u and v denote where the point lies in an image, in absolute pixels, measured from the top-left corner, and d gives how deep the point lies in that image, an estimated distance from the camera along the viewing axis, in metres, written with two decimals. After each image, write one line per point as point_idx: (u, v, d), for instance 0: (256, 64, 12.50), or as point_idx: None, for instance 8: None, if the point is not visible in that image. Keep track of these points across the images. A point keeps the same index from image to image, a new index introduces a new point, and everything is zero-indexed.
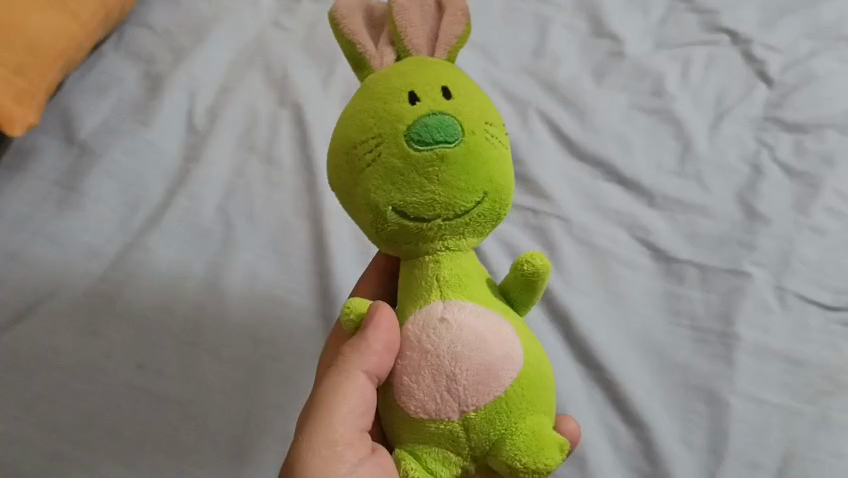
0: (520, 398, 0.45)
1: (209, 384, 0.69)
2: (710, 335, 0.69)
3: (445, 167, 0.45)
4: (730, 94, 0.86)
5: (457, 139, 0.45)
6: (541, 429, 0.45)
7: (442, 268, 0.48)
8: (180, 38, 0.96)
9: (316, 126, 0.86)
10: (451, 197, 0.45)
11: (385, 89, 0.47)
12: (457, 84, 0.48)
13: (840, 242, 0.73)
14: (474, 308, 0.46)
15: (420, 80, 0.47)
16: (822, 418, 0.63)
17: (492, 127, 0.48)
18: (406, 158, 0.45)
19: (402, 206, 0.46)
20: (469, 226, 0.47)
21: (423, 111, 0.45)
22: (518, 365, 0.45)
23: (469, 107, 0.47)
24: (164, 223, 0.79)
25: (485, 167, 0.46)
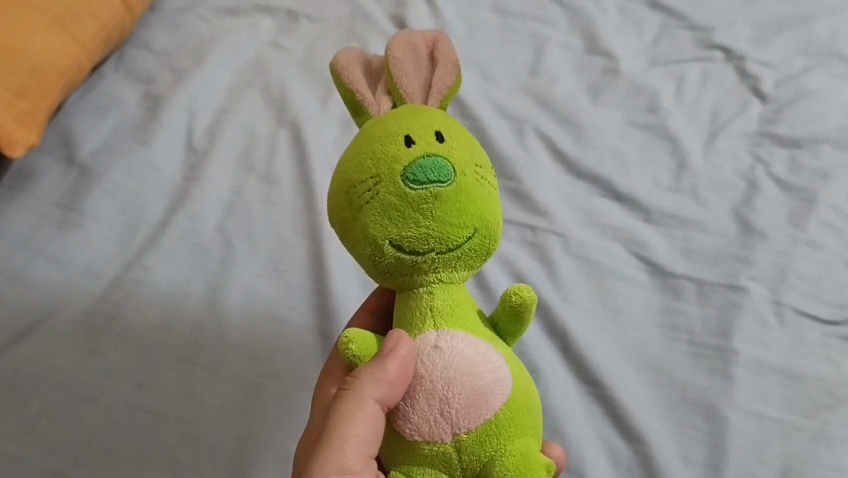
0: (508, 422, 0.45)
1: (209, 403, 0.69)
2: (708, 349, 0.69)
3: (437, 204, 0.46)
4: (725, 110, 0.86)
5: (450, 180, 0.46)
6: (528, 451, 0.45)
7: (436, 299, 0.48)
8: (179, 58, 0.96)
9: (314, 145, 0.86)
10: (445, 232, 0.46)
11: (382, 132, 0.48)
12: (449, 129, 0.49)
13: (836, 256, 0.73)
14: (466, 337, 0.47)
15: (414, 124, 0.48)
16: (820, 431, 0.63)
17: (480, 168, 0.48)
18: (401, 195, 0.46)
19: (398, 240, 0.46)
20: (461, 260, 0.48)
21: (418, 153, 0.46)
22: (508, 390, 0.46)
23: (460, 150, 0.48)
24: (164, 242, 0.79)
25: (476, 204, 0.47)
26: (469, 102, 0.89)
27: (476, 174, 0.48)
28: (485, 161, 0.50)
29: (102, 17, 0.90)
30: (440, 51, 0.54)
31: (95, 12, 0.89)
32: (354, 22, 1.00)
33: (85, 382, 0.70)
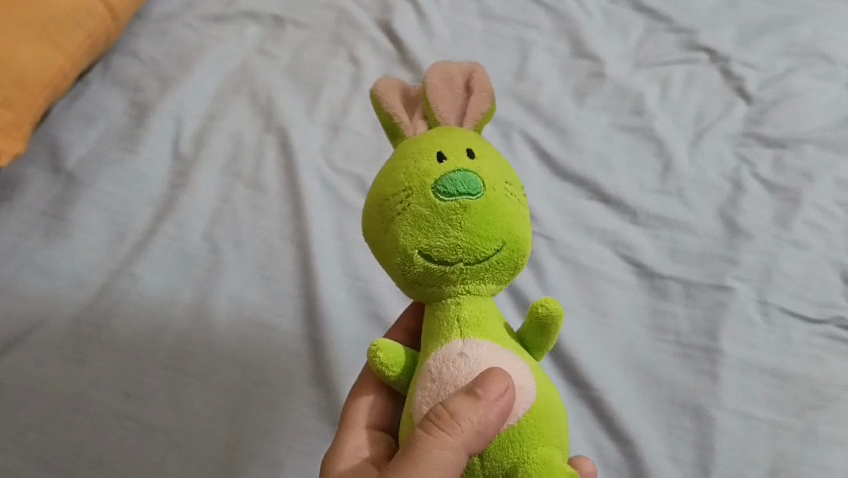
0: (531, 430, 0.45)
1: (197, 411, 0.69)
2: (696, 350, 0.69)
3: (466, 215, 0.46)
4: (710, 112, 0.87)
5: (479, 193, 0.47)
6: (551, 460, 0.44)
7: (463, 309, 0.48)
8: (165, 66, 0.96)
9: (301, 149, 0.86)
10: (473, 243, 0.47)
11: (415, 151, 0.49)
12: (481, 151, 0.50)
13: (821, 255, 0.74)
14: (492, 347, 0.47)
15: (446, 142, 0.49)
16: (807, 431, 0.64)
17: (510, 186, 0.49)
18: (431, 206, 0.47)
19: (427, 250, 0.47)
20: (489, 272, 0.48)
21: (448, 168, 0.48)
22: (531, 399, 0.46)
23: (490, 168, 0.49)
24: (151, 251, 0.79)
25: (504, 218, 0.48)
26: None
27: (505, 191, 0.49)
28: (518, 184, 0.51)
29: (87, 27, 0.90)
30: (477, 78, 0.55)
31: (81, 22, 0.89)
32: (341, 28, 1.01)
33: (74, 392, 0.70)
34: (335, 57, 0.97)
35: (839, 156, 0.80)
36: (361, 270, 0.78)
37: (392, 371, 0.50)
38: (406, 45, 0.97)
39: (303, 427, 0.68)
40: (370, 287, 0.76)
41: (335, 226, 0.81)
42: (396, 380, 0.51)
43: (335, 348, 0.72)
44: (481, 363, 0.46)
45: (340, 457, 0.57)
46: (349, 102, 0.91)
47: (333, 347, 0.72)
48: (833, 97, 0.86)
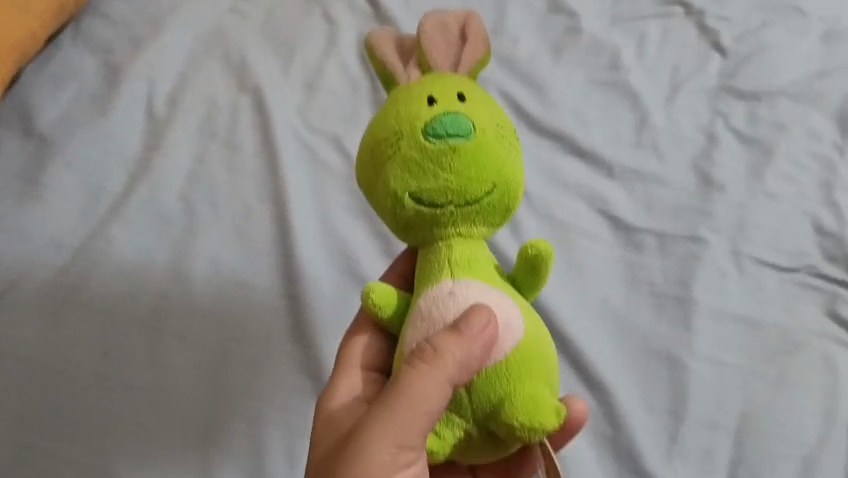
0: (518, 366, 0.46)
1: (176, 370, 0.69)
2: (668, 299, 0.70)
3: (456, 157, 0.48)
4: (685, 65, 0.87)
5: (468, 135, 0.49)
6: (538, 395, 0.46)
7: (454, 251, 0.50)
8: (138, 29, 0.95)
9: (276, 107, 0.85)
10: (463, 185, 0.48)
11: (407, 98, 0.51)
12: (472, 95, 0.52)
13: (794, 206, 0.74)
14: (481, 287, 0.49)
15: (438, 87, 0.51)
16: (779, 378, 0.65)
17: (500, 130, 0.51)
18: (421, 149, 0.48)
19: (418, 193, 0.49)
20: (479, 215, 0.50)
21: (439, 112, 0.49)
22: (518, 336, 0.47)
23: (480, 111, 0.51)
24: (128, 213, 0.78)
25: (495, 160, 0.49)
26: None
27: (496, 134, 0.51)
28: (510, 128, 0.53)
29: None
30: (471, 27, 0.56)
31: None
32: None
33: (52, 352, 0.70)
34: (310, 16, 0.96)
35: (811, 108, 0.81)
36: (339, 229, 0.78)
37: (385, 311, 0.52)
38: (380, 2, 0.96)
39: (283, 384, 0.69)
40: (347, 245, 0.77)
41: (311, 184, 0.81)
42: (389, 322, 0.53)
43: (313, 306, 0.72)
44: (469, 300, 0.48)
45: (332, 399, 0.58)
46: (323, 60, 0.91)
47: (311, 304, 0.72)
48: (805, 50, 0.86)
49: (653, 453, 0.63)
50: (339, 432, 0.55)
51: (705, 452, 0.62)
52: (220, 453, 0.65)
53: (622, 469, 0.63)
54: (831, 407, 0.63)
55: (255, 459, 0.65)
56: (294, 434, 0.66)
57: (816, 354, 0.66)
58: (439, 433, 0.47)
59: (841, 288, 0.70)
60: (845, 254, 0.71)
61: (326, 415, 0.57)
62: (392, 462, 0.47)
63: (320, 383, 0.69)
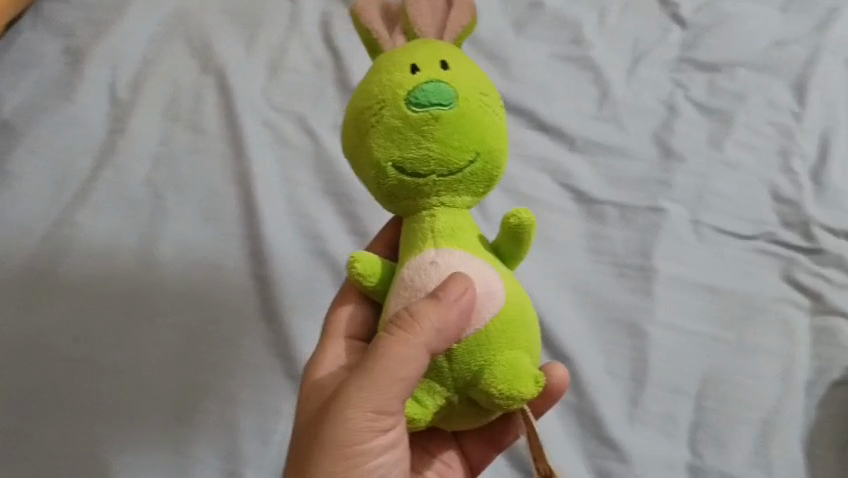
0: (498, 335, 0.45)
1: (149, 353, 0.68)
2: (632, 269, 0.71)
3: (438, 126, 0.45)
4: (647, 37, 0.87)
5: (451, 103, 0.46)
6: (518, 363, 0.45)
7: (437, 221, 0.48)
8: (97, 8, 0.92)
9: (239, 87, 0.84)
10: (445, 154, 0.46)
11: (389, 63, 0.48)
12: (456, 60, 0.48)
13: (753, 174, 0.76)
14: (464, 256, 0.47)
15: (421, 54, 0.48)
16: (738, 342, 0.67)
17: (484, 96, 0.48)
18: (404, 118, 0.46)
19: (400, 163, 0.46)
20: (462, 184, 0.47)
21: (421, 79, 0.46)
22: (499, 305, 0.45)
23: (464, 77, 0.47)
24: (93, 197, 0.77)
25: (479, 128, 0.47)
26: None
27: (483, 101, 0.48)
28: (497, 98, 0.50)
29: None
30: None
31: None
32: None
33: (23, 338, 0.69)
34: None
35: (769, 77, 0.82)
36: (304, 207, 0.76)
37: (373, 280, 0.51)
38: None
39: (254, 364, 0.68)
40: (312, 224, 0.75)
41: (275, 163, 0.79)
42: (374, 291, 0.52)
43: (280, 287, 0.71)
44: (450, 269, 0.46)
45: (317, 368, 0.58)
46: (284, 39, 0.89)
47: (278, 283, 0.72)
48: (764, 19, 0.87)
49: (618, 419, 0.64)
50: (324, 395, 0.55)
51: (666, 416, 0.64)
52: (195, 436, 0.65)
53: (585, 434, 0.64)
54: (788, 369, 0.65)
55: (227, 443, 0.64)
56: (267, 415, 0.66)
57: (773, 318, 0.68)
58: (419, 399, 0.46)
59: (798, 253, 0.72)
60: (801, 220, 0.73)
61: (311, 382, 0.57)
62: (371, 424, 0.46)
63: (289, 362, 0.68)
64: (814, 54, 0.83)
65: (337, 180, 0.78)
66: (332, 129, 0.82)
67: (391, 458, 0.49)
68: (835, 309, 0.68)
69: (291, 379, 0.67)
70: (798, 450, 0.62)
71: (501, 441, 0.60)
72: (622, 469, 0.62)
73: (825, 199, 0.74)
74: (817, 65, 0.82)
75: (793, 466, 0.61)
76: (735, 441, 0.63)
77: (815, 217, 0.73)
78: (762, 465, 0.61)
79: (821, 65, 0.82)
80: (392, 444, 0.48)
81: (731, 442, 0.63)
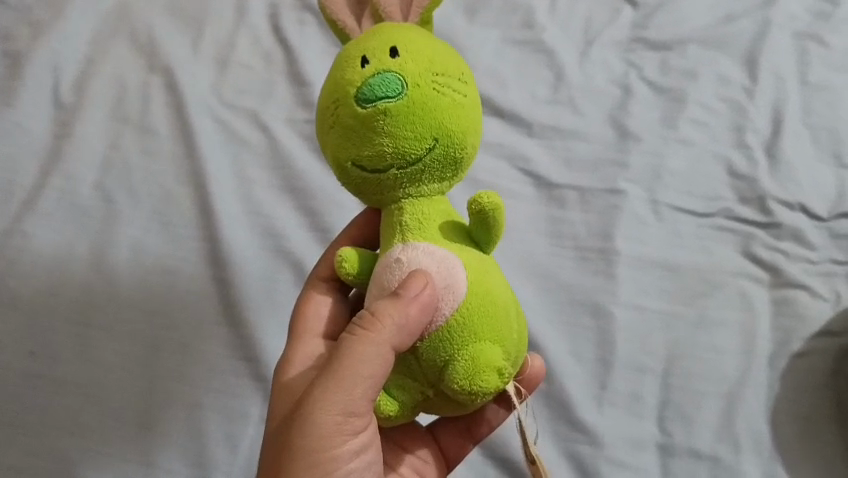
0: (462, 328, 0.44)
1: (106, 362, 0.67)
2: (591, 252, 0.71)
3: (388, 120, 0.43)
4: (597, 17, 0.86)
5: (399, 93, 0.43)
6: (481, 355, 0.43)
7: (405, 214, 0.47)
8: (34, 9, 0.89)
9: (188, 87, 0.83)
10: (401, 147, 0.44)
11: (345, 58, 0.46)
12: (409, 42, 0.46)
13: (707, 151, 0.76)
14: (429, 249, 0.45)
15: (374, 43, 0.46)
16: (697, 318, 0.67)
17: (440, 75, 0.45)
18: (355, 116, 0.44)
19: (360, 160, 0.45)
20: (426, 172, 0.46)
21: (370, 72, 0.44)
22: (461, 297, 0.44)
23: (417, 60, 0.45)
24: (42, 207, 0.75)
25: (433, 113, 0.44)
26: None
27: (441, 79, 0.45)
28: (461, 72, 0.47)
29: None
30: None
31: None
32: None
33: None
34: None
35: (720, 54, 0.82)
36: (262, 206, 0.75)
37: (349, 272, 0.49)
38: None
39: (218, 365, 0.67)
40: (272, 222, 0.74)
41: (231, 163, 0.78)
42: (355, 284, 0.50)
43: (240, 288, 0.71)
44: (413, 264, 0.45)
45: (289, 365, 0.56)
46: (232, 33, 0.88)
47: (236, 286, 0.71)
48: None
49: (585, 401, 0.64)
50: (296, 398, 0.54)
51: (633, 396, 0.64)
52: (162, 444, 0.64)
53: (556, 418, 0.64)
54: (749, 343, 0.66)
55: (197, 448, 0.64)
56: (234, 418, 0.65)
57: (733, 292, 0.68)
58: (394, 396, 0.46)
59: (755, 228, 0.72)
60: (756, 195, 0.73)
61: (283, 382, 0.56)
62: (342, 426, 0.47)
63: (255, 363, 0.67)
64: (762, 28, 0.83)
65: (294, 177, 0.77)
66: (287, 124, 0.81)
67: (365, 460, 0.49)
68: (792, 282, 0.69)
69: (257, 379, 0.67)
70: (764, 421, 0.62)
71: (476, 435, 0.60)
72: (591, 451, 0.63)
73: (778, 173, 0.74)
74: (765, 39, 0.82)
75: (759, 437, 0.62)
76: (701, 417, 0.63)
77: (769, 191, 0.73)
78: (727, 440, 0.62)
79: (769, 38, 0.82)
80: (364, 447, 0.49)
81: (697, 417, 0.63)
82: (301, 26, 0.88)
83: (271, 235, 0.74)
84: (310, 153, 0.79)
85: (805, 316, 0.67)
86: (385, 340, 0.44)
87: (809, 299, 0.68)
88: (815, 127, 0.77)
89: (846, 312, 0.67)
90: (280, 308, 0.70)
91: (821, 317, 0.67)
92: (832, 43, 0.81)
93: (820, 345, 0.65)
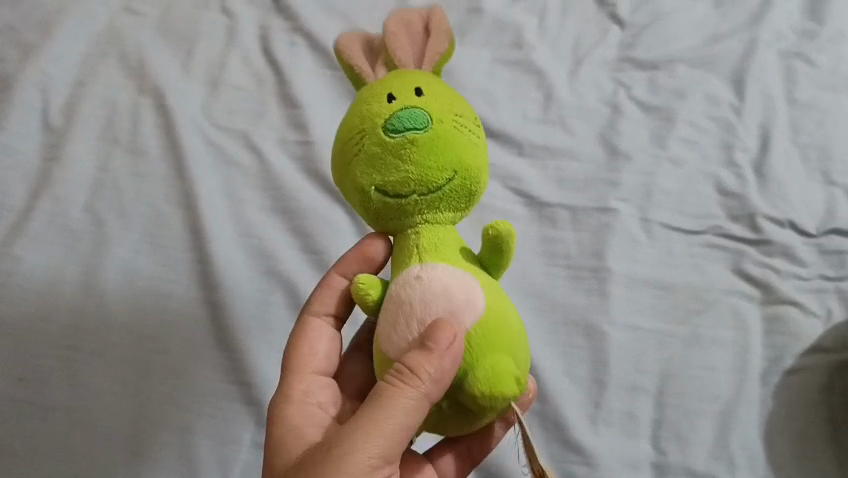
0: (481, 338, 0.43)
1: (98, 388, 0.67)
2: (584, 271, 0.71)
3: (414, 149, 0.45)
4: (586, 38, 0.87)
5: (426, 126, 0.46)
6: (501, 364, 0.43)
7: (422, 238, 0.47)
8: (25, 33, 0.89)
9: (179, 110, 0.83)
10: (425, 175, 0.45)
11: (369, 96, 0.48)
12: (430, 86, 0.48)
13: (698, 170, 0.77)
14: (447, 267, 0.45)
15: (398, 84, 0.48)
16: (691, 336, 0.67)
17: (459, 117, 0.48)
18: (382, 144, 0.46)
19: (383, 185, 0.46)
20: (444, 202, 0.47)
21: (397, 106, 0.46)
22: (480, 312, 0.44)
23: (438, 102, 0.47)
24: (31, 230, 0.75)
25: (455, 147, 0.46)
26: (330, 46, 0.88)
27: (459, 121, 0.48)
28: (475, 117, 0.50)
29: None
30: (434, 24, 0.53)
31: None
32: None
33: None
34: (207, 9, 0.91)
35: (709, 73, 0.83)
36: (254, 227, 0.75)
37: (371, 299, 0.48)
38: None
39: (210, 390, 0.67)
40: (265, 243, 0.74)
41: (222, 185, 0.78)
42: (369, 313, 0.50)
43: (233, 310, 0.70)
44: (433, 280, 0.45)
45: (291, 400, 0.55)
46: (223, 55, 0.88)
47: (229, 308, 0.70)
48: (700, 13, 0.87)
49: (581, 422, 0.64)
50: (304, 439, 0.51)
51: (628, 415, 0.64)
52: (152, 471, 0.63)
53: (551, 439, 0.64)
54: (743, 361, 0.66)
55: (188, 473, 0.63)
56: (227, 441, 0.65)
57: (724, 309, 0.68)
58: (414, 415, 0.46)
59: (746, 246, 0.72)
60: (747, 212, 0.74)
61: (283, 413, 0.54)
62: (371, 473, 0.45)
63: (248, 386, 0.67)
64: (749, 46, 0.83)
65: (287, 198, 0.77)
66: (278, 145, 0.81)
67: None
68: (785, 299, 0.69)
69: (250, 402, 0.66)
70: (759, 439, 0.62)
71: (474, 458, 0.60)
72: (587, 471, 0.62)
73: (769, 190, 0.75)
74: (753, 58, 0.82)
75: (754, 455, 0.62)
76: (696, 436, 0.63)
77: (759, 208, 0.74)
78: (723, 458, 0.62)
79: (757, 57, 0.82)
80: None
81: (692, 435, 0.63)
82: (292, 48, 0.88)
83: (265, 257, 0.73)
84: (302, 175, 0.79)
85: (798, 333, 0.67)
86: (420, 391, 0.43)
87: (801, 316, 0.68)
88: (803, 145, 0.77)
89: (840, 330, 0.67)
90: (273, 330, 0.70)
91: (813, 334, 0.67)
92: (818, 62, 0.82)
93: (814, 361, 0.65)
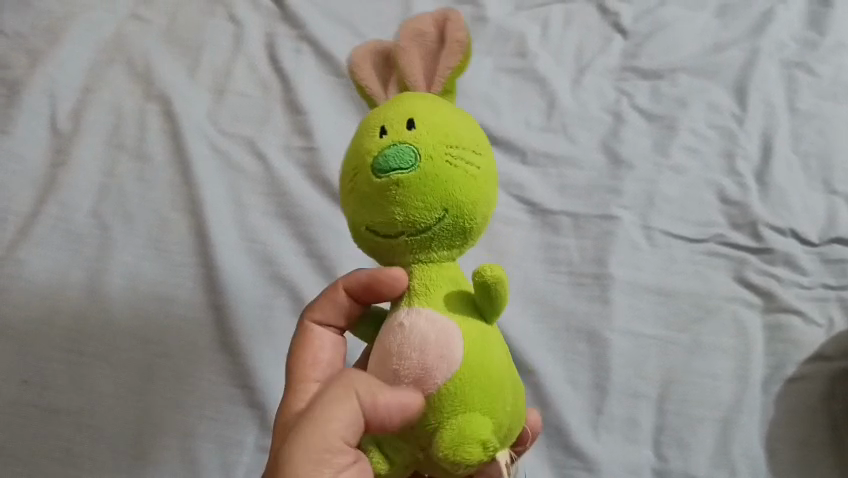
0: (453, 397, 0.41)
1: (101, 392, 0.67)
2: (586, 278, 0.72)
3: (401, 190, 0.42)
4: (589, 46, 0.87)
5: (412, 165, 0.42)
6: (468, 426, 0.40)
7: (414, 278, 0.45)
8: (31, 40, 0.90)
9: (184, 116, 0.83)
10: (412, 216, 0.43)
11: (367, 126, 0.46)
12: (426, 114, 0.45)
13: (699, 177, 0.77)
14: (432, 315, 0.43)
15: (394, 113, 0.45)
16: (693, 343, 0.68)
17: (453, 147, 0.44)
18: (369, 184, 0.43)
19: (373, 226, 0.45)
20: (435, 241, 0.45)
21: (386, 142, 0.44)
22: (456, 367, 0.41)
23: (432, 132, 0.44)
24: (36, 234, 0.75)
25: (444, 184, 0.43)
26: (333, 52, 0.88)
27: (455, 148, 0.44)
28: (478, 142, 0.46)
29: None
30: (450, 29, 0.50)
31: None
32: None
33: None
34: (213, 17, 0.92)
35: (710, 82, 0.83)
36: (257, 232, 0.75)
37: None
38: None
39: (212, 394, 0.67)
40: (268, 247, 0.74)
41: (226, 190, 0.78)
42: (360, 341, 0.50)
43: (235, 314, 0.70)
44: (412, 329, 0.43)
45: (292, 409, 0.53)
46: (227, 62, 0.88)
47: (232, 313, 0.70)
48: (702, 23, 0.87)
49: (583, 428, 0.64)
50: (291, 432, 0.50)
51: (629, 421, 0.65)
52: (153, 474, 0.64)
53: (552, 445, 0.64)
54: (744, 368, 0.66)
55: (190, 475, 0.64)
56: (229, 445, 0.65)
57: (726, 316, 0.69)
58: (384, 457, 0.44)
59: (748, 254, 0.72)
60: (749, 220, 0.74)
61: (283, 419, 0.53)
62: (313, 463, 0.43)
63: (251, 390, 0.67)
64: (750, 56, 0.84)
65: (290, 203, 0.77)
66: (281, 151, 0.81)
67: None
68: (786, 306, 0.69)
69: (252, 405, 0.67)
70: (758, 445, 0.63)
71: None
72: None
73: (770, 198, 0.75)
74: (754, 67, 0.83)
75: (754, 461, 0.62)
76: (697, 442, 0.63)
77: (760, 216, 0.74)
78: (724, 463, 0.62)
79: (758, 65, 0.83)
80: None
81: (693, 443, 0.63)
82: (296, 54, 0.89)
83: (267, 261, 0.74)
84: (305, 180, 0.79)
85: (799, 341, 0.67)
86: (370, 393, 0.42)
87: (803, 324, 0.68)
88: (804, 153, 0.78)
89: (841, 338, 0.67)
90: (275, 334, 0.70)
91: (815, 342, 0.67)
92: (820, 71, 0.82)
93: (814, 369, 0.65)
